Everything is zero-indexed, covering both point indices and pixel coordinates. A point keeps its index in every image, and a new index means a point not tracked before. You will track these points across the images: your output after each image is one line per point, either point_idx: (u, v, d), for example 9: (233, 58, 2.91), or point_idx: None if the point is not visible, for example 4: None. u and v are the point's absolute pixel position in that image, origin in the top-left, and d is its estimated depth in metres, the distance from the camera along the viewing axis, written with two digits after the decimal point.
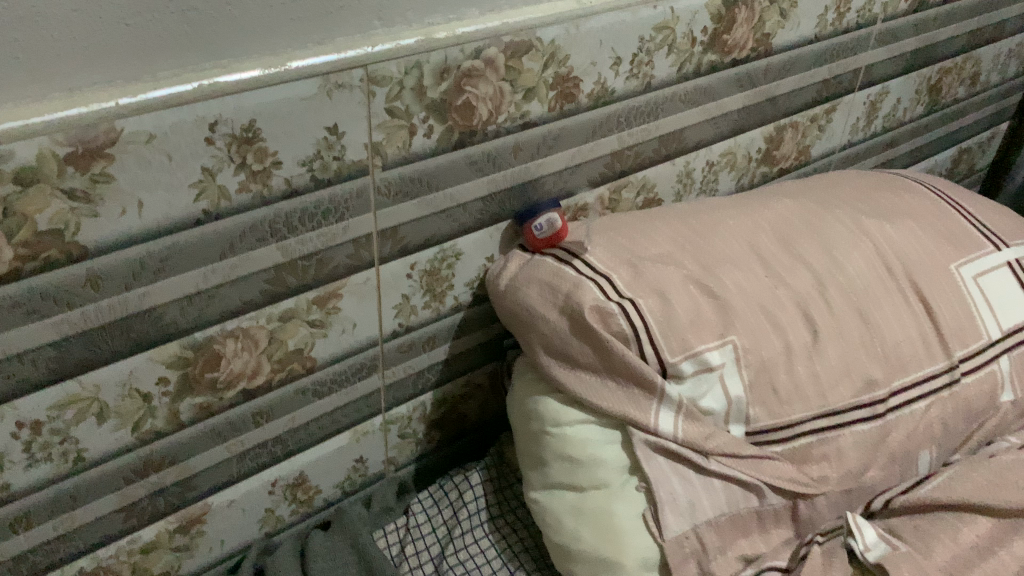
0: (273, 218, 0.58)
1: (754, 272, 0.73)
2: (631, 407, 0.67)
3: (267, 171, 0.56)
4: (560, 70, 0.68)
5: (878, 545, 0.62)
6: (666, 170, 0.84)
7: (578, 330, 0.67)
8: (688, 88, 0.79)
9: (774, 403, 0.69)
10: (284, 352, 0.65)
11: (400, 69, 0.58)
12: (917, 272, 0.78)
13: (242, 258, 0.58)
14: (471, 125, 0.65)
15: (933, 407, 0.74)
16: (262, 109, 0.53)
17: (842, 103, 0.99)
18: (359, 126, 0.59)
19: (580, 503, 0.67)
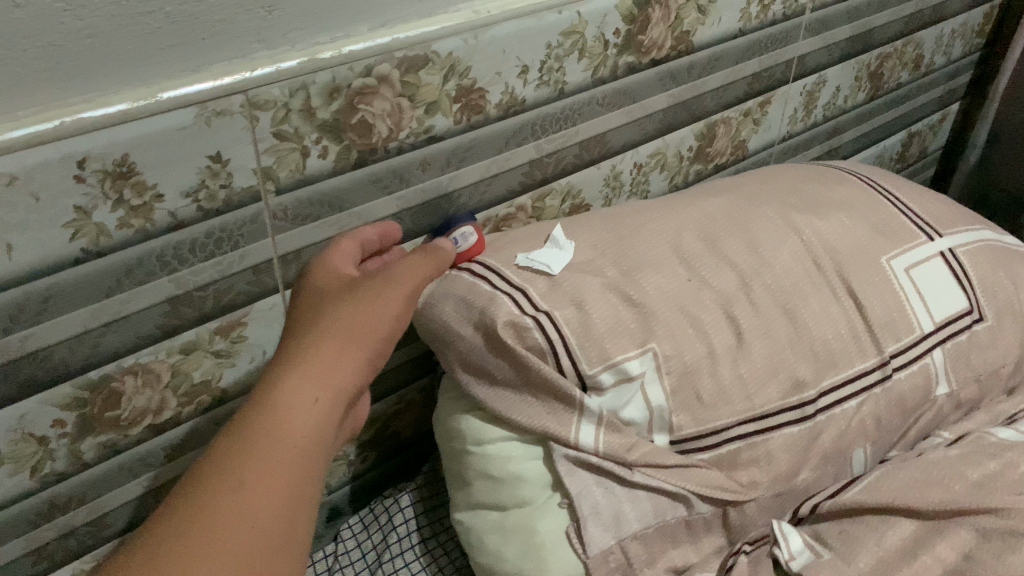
0: (161, 251, 0.56)
1: (676, 275, 0.71)
2: (550, 422, 0.65)
3: (149, 205, 0.54)
4: (463, 82, 0.66)
5: (803, 553, 0.61)
6: (591, 174, 0.83)
7: (493, 346, 0.65)
8: (607, 91, 0.78)
9: (699, 410, 0.68)
10: (190, 384, 0.63)
11: (284, 92, 0.57)
12: (846, 266, 0.77)
13: (132, 293, 0.56)
14: (371, 143, 0.63)
15: (866, 404, 0.73)
16: (136, 142, 0.51)
17: (776, 95, 0.98)
18: (245, 151, 0.57)
19: (503, 522, 0.66)
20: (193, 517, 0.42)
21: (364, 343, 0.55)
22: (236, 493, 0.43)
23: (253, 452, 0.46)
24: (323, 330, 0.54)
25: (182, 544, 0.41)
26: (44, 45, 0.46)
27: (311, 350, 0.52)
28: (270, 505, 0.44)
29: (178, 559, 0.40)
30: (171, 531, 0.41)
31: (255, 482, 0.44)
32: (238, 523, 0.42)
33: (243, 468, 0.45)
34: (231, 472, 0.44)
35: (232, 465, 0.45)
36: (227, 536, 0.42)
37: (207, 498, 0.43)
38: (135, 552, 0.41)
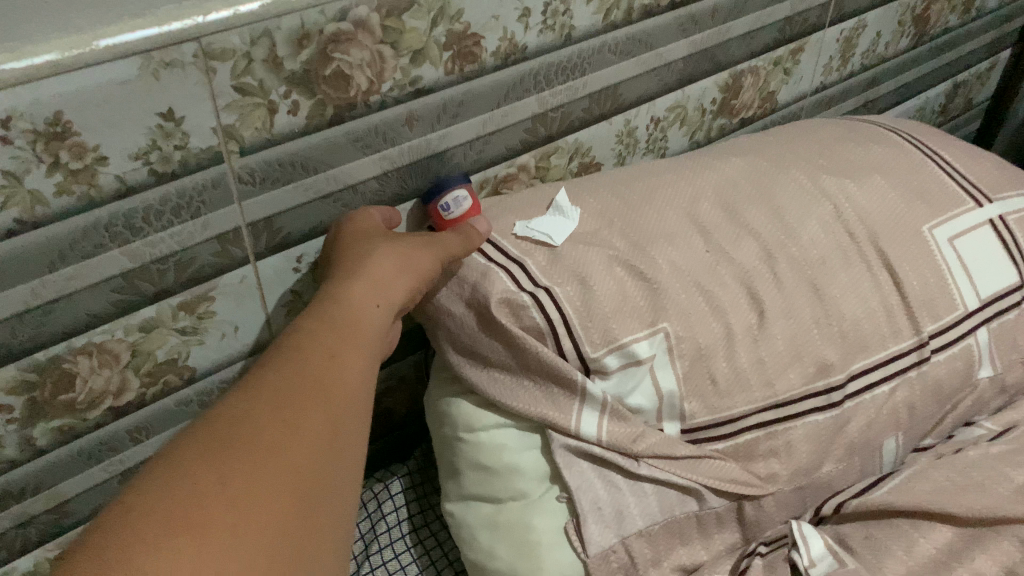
0: (109, 220, 0.50)
1: (692, 247, 0.64)
2: (549, 409, 0.59)
3: (91, 169, 0.48)
4: (455, 27, 0.58)
5: (824, 559, 0.55)
6: (602, 131, 0.75)
7: (486, 325, 0.59)
8: (620, 37, 0.70)
9: (713, 396, 0.61)
10: (153, 364, 0.58)
11: (244, 39, 0.49)
12: (882, 236, 0.69)
13: (78, 267, 0.50)
14: (348, 97, 0.56)
15: (899, 390, 0.66)
16: (69, 97, 0.45)
17: (810, 42, 0.89)
18: (202, 107, 0.50)
19: (496, 516, 0.60)
20: (288, 386, 0.42)
21: (423, 263, 0.55)
22: (325, 373, 0.44)
23: (335, 342, 0.46)
24: (385, 250, 0.55)
25: (285, 409, 0.40)
26: None
27: (373, 266, 0.53)
28: (353, 390, 0.44)
29: (283, 420, 0.39)
30: (270, 396, 0.41)
31: (338, 368, 0.45)
32: (332, 398, 0.43)
33: (326, 353, 0.45)
34: (318, 356, 0.45)
35: (316, 350, 0.45)
36: (324, 407, 0.42)
37: (299, 373, 0.43)
38: (235, 408, 0.39)
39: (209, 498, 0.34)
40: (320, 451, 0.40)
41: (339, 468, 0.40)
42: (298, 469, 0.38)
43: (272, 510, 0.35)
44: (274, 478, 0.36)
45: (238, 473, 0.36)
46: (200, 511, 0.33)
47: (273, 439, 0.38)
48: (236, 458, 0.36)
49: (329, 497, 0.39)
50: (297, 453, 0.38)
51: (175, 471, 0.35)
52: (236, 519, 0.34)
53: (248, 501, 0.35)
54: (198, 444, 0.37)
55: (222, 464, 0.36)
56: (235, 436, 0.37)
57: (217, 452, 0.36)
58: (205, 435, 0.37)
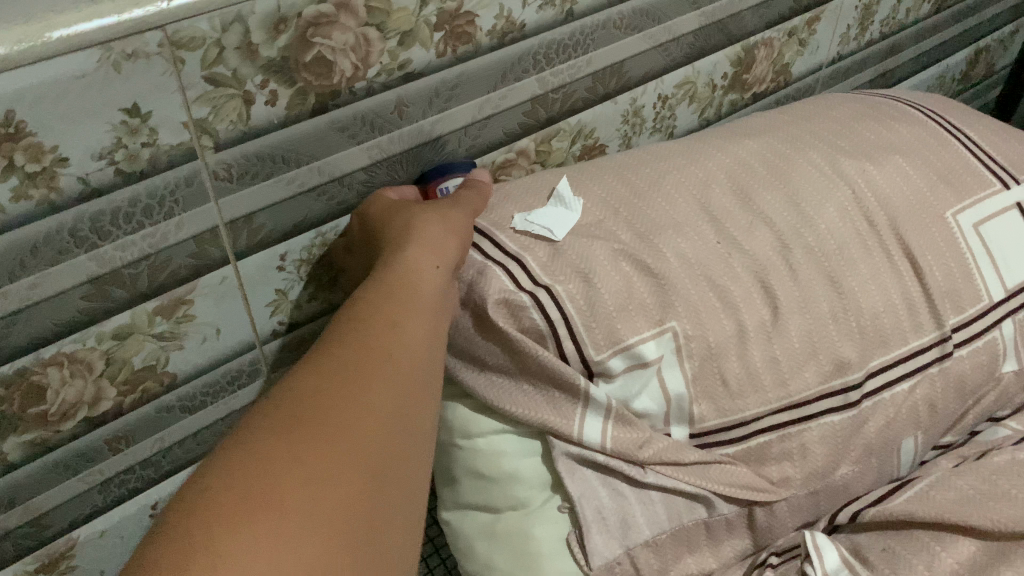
0: (74, 225, 0.47)
1: (703, 239, 0.60)
2: (551, 415, 0.56)
3: (50, 172, 0.44)
4: (446, 5, 0.54)
5: (838, 573, 0.53)
6: (607, 110, 0.71)
7: (483, 327, 0.56)
8: (625, 11, 0.65)
9: (724, 398, 0.58)
10: (130, 371, 0.55)
11: (214, 26, 0.45)
12: (905, 223, 0.65)
13: (43, 276, 0.47)
14: (332, 84, 0.52)
15: (919, 387, 0.63)
16: (19, 95, 0.41)
17: (827, 10, 0.84)
18: (170, 101, 0.46)
19: (494, 526, 0.58)
20: (349, 359, 0.41)
21: (457, 228, 0.53)
22: (385, 343, 0.43)
23: (395, 310, 0.46)
24: (425, 217, 0.53)
25: (346, 383, 0.40)
26: None
27: (415, 235, 0.52)
28: (413, 355, 0.44)
29: (344, 392, 0.39)
30: (334, 370, 0.40)
31: (399, 335, 0.44)
32: (393, 366, 0.42)
33: (386, 321, 0.45)
34: (377, 324, 0.44)
35: (374, 318, 0.45)
36: (385, 376, 0.41)
37: (359, 346, 0.42)
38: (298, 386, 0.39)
39: (275, 476, 0.34)
40: (383, 422, 0.39)
41: (404, 436, 0.40)
42: (361, 444, 0.38)
43: (340, 485, 0.35)
44: (338, 455, 0.36)
45: (303, 450, 0.36)
46: (268, 489, 0.34)
47: (335, 415, 0.38)
48: (301, 438, 0.36)
49: (395, 467, 0.39)
50: (360, 428, 0.38)
51: (243, 454, 0.35)
52: (305, 497, 0.34)
53: (316, 478, 0.35)
54: (263, 426, 0.37)
55: (286, 442, 0.36)
56: (300, 414, 0.37)
57: (282, 432, 0.36)
58: (270, 416, 0.38)
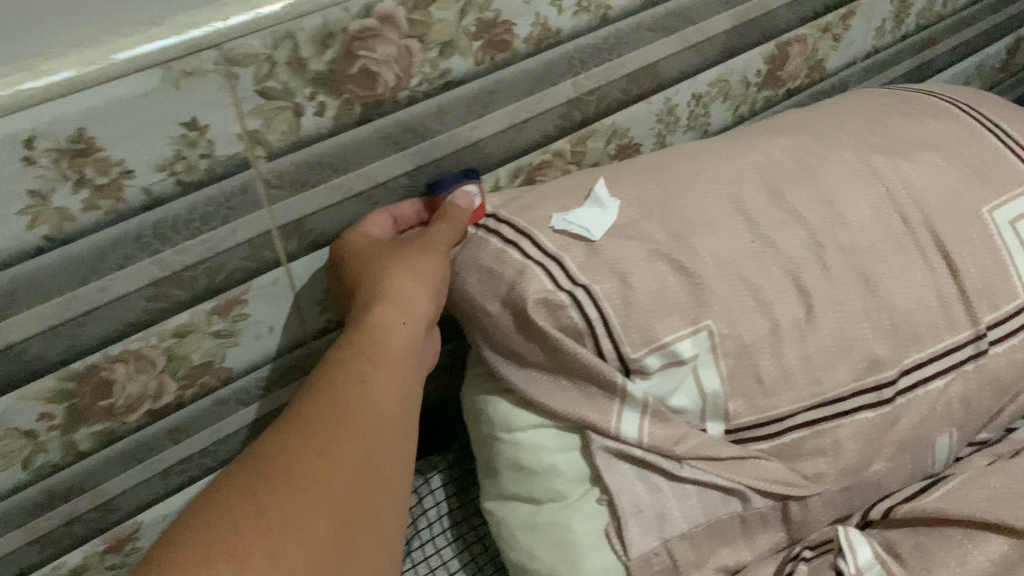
0: (138, 232, 0.50)
1: (737, 238, 0.62)
2: (588, 410, 0.58)
3: (116, 183, 0.47)
4: (484, 15, 0.56)
5: (872, 566, 0.54)
6: (642, 110, 0.72)
7: (522, 326, 0.58)
8: (659, 14, 0.66)
9: (758, 395, 0.59)
10: (189, 368, 0.58)
11: (266, 43, 0.48)
12: (938, 220, 0.66)
13: (110, 279, 0.50)
14: (376, 95, 0.54)
15: (954, 384, 0.64)
16: (88, 114, 0.44)
17: (863, 4, 0.84)
18: (225, 115, 0.49)
19: (535, 516, 0.60)
20: (320, 416, 0.44)
21: (434, 265, 0.55)
22: (357, 397, 0.46)
23: (370, 363, 0.48)
24: (403, 257, 0.55)
25: (316, 441, 0.43)
26: None
27: (391, 281, 0.53)
28: (385, 408, 0.47)
29: (311, 449, 0.42)
30: (306, 429, 0.44)
31: (372, 389, 0.47)
32: (363, 420, 0.45)
33: (359, 375, 0.47)
34: (348, 378, 0.47)
35: (347, 372, 0.47)
36: (353, 430, 0.44)
37: (332, 402, 0.45)
38: (272, 444, 0.42)
39: (246, 532, 0.37)
40: (352, 478, 0.42)
41: (375, 488, 0.43)
42: (329, 499, 0.41)
43: (309, 539, 0.38)
44: (307, 512, 0.39)
45: (274, 507, 0.39)
46: (238, 542, 0.37)
47: (305, 471, 0.41)
48: (271, 495, 0.39)
49: (367, 519, 0.42)
50: (331, 483, 0.41)
51: (214, 513, 0.38)
52: (275, 551, 0.37)
53: (284, 531, 0.38)
54: (236, 484, 0.40)
55: (258, 500, 0.39)
56: (270, 472, 0.40)
57: (255, 490, 0.39)
58: (245, 472, 0.41)
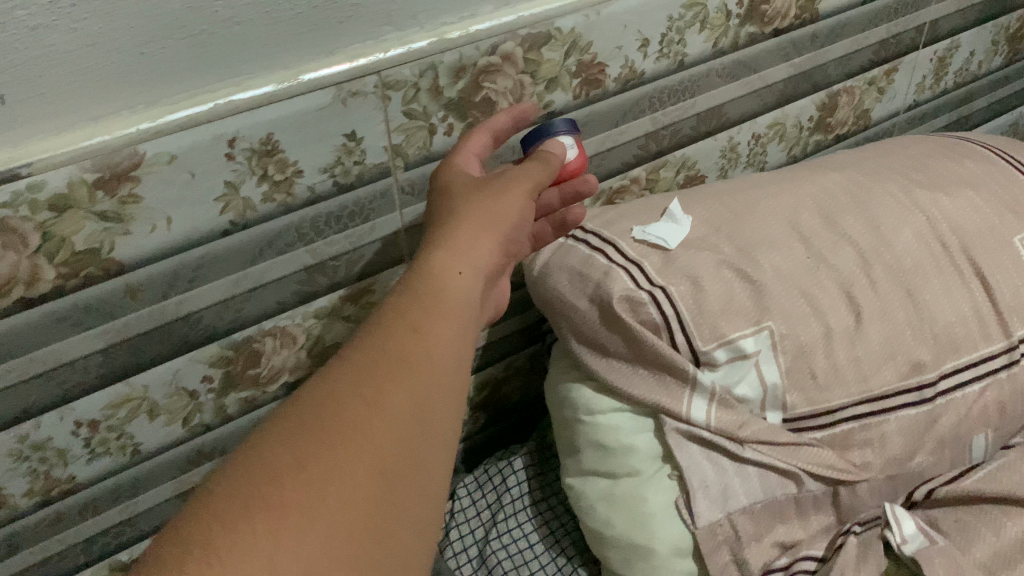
0: (300, 223, 0.60)
1: (795, 252, 0.71)
2: (663, 395, 0.66)
3: (289, 180, 0.58)
4: (583, 58, 0.66)
5: (916, 538, 0.61)
6: (708, 145, 0.82)
7: (607, 319, 0.67)
8: (727, 63, 0.77)
9: (813, 389, 0.67)
10: (323, 346, 0.69)
11: (414, 72, 0.59)
12: (974, 245, 0.74)
13: (273, 261, 0.61)
14: (493, 120, 0.66)
15: (989, 390, 0.71)
16: (277, 121, 0.55)
17: (904, 62, 0.95)
18: (377, 130, 0.60)
19: (612, 490, 0.68)
20: (375, 359, 0.44)
21: (501, 214, 0.57)
22: (414, 345, 0.46)
23: (424, 314, 0.49)
24: (468, 209, 0.57)
25: (372, 384, 0.43)
26: (198, 33, 0.49)
27: (457, 227, 0.56)
28: (440, 353, 0.47)
29: (367, 396, 0.42)
30: (360, 370, 0.44)
31: (428, 339, 0.47)
32: (419, 366, 0.45)
33: (415, 324, 0.48)
34: (404, 326, 0.47)
35: (402, 321, 0.48)
36: (408, 375, 0.44)
37: (388, 347, 0.45)
38: (326, 386, 0.43)
39: (293, 476, 0.37)
40: (406, 419, 0.42)
41: (429, 429, 0.43)
42: (381, 441, 0.40)
43: (358, 483, 0.38)
44: (357, 454, 0.39)
45: (323, 451, 0.39)
46: (285, 488, 0.37)
47: (359, 412, 0.41)
48: (324, 439, 0.39)
49: (420, 461, 0.42)
50: (385, 427, 0.41)
51: (261, 459, 0.38)
52: (323, 492, 0.37)
53: (334, 475, 0.38)
54: (287, 426, 0.40)
55: (307, 444, 0.39)
56: (324, 416, 0.40)
57: (305, 431, 0.39)
58: (297, 414, 0.41)
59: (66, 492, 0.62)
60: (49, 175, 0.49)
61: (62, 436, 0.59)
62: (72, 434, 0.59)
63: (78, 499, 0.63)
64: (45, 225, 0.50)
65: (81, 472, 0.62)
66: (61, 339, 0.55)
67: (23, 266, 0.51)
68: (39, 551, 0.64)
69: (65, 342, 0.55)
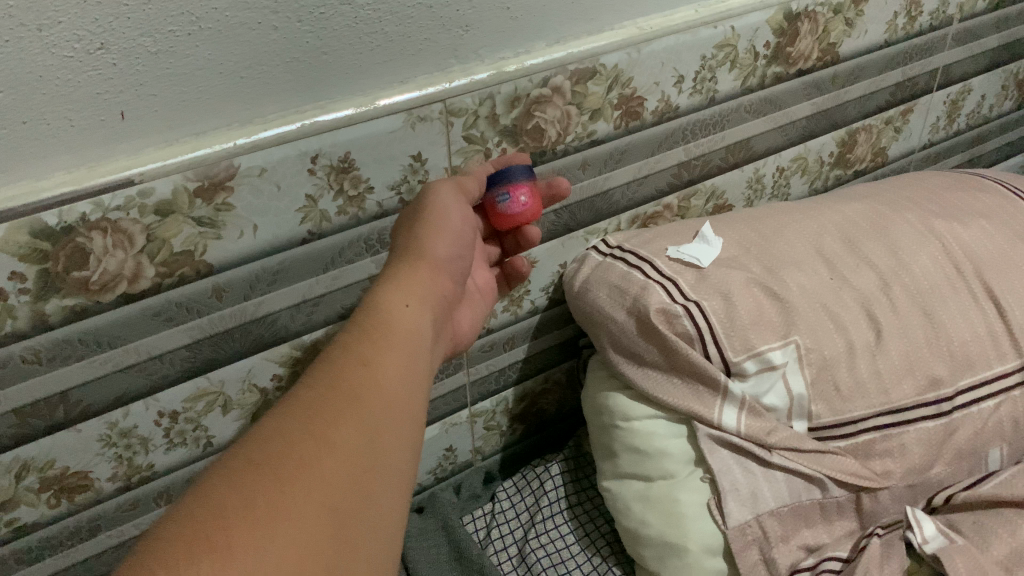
0: (368, 235, 0.67)
1: (819, 274, 0.76)
2: (695, 403, 0.70)
3: (361, 196, 0.65)
4: (624, 91, 0.73)
5: (936, 538, 0.65)
6: (735, 177, 0.88)
7: (644, 331, 0.72)
8: (755, 99, 0.84)
9: (836, 400, 0.71)
10: None
11: (474, 101, 0.65)
12: (987, 270, 0.79)
13: (343, 269, 0.68)
14: (541, 146, 0.72)
15: (1003, 405, 0.75)
16: (355, 142, 0.61)
17: (919, 104, 1.03)
18: (440, 152, 0.66)
19: (648, 491, 0.73)
20: (318, 399, 0.43)
21: None
22: (361, 380, 0.46)
23: (370, 350, 0.48)
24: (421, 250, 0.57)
25: (314, 423, 0.42)
26: (291, 61, 0.56)
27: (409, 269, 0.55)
28: (387, 388, 0.46)
29: (313, 430, 0.41)
30: (303, 411, 0.42)
31: (376, 374, 0.47)
32: (364, 402, 0.44)
33: (361, 360, 0.47)
34: (349, 363, 0.46)
35: (347, 359, 0.47)
36: (354, 410, 0.43)
37: (332, 386, 0.45)
38: (268, 431, 0.41)
39: (233, 525, 0.35)
40: (353, 455, 0.41)
41: (379, 465, 0.42)
42: (328, 481, 0.39)
43: (304, 526, 0.36)
44: (301, 498, 0.38)
45: (269, 495, 0.37)
46: (222, 538, 0.34)
47: (301, 454, 0.40)
48: (263, 487, 0.37)
49: (369, 498, 0.40)
50: (330, 468, 0.40)
51: (203, 503, 0.36)
52: (264, 537, 0.35)
53: (277, 521, 0.36)
54: (225, 476, 0.38)
55: (250, 490, 0.37)
56: (263, 461, 0.39)
57: (243, 478, 0.38)
58: (234, 463, 0.39)
59: (145, 479, 0.68)
60: (157, 183, 0.55)
61: (146, 425, 0.65)
62: (154, 424, 0.65)
63: (154, 487, 0.69)
64: (150, 227, 0.56)
65: (159, 460, 0.67)
66: (153, 332, 0.61)
67: (128, 264, 0.57)
68: (117, 535, 0.70)
69: (156, 336, 0.61)
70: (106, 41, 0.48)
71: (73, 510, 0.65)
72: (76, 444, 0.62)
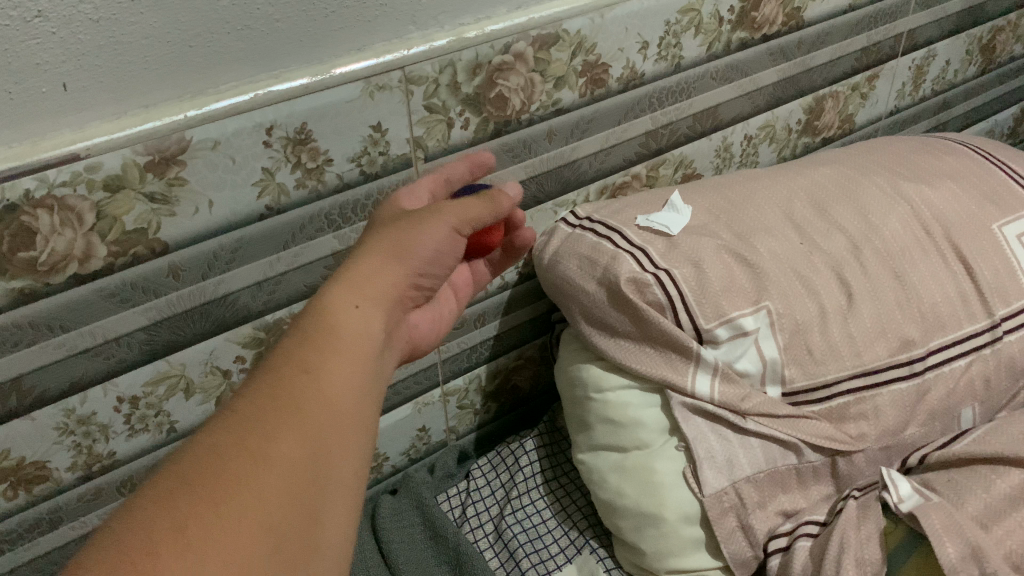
0: (329, 210, 0.66)
1: (788, 239, 0.75)
2: (668, 371, 0.69)
3: (320, 168, 0.63)
4: (589, 58, 0.72)
5: (912, 497, 0.65)
6: (704, 144, 0.88)
7: (616, 301, 0.71)
8: (721, 66, 0.83)
9: (809, 364, 0.70)
10: None
11: (434, 68, 0.64)
12: (956, 232, 0.79)
13: (304, 246, 0.66)
14: (506, 115, 0.70)
15: (975, 364, 0.75)
16: (312, 113, 0.59)
17: (885, 69, 1.03)
18: (401, 122, 0.65)
19: (624, 461, 0.72)
20: (257, 409, 0.41)
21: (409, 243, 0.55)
22: (305, 385, 0.44)
23: (314, 355, 0.46)
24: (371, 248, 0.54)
25: (253, 435, 0.40)
26: (241, 28, 0.53)
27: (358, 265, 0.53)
28: (334, 398, 0.44)
29: (251, 444, 0.39)
30: (242, 423, 0.40)
31: (320, 380, 0.44)
32: (308, 413, 0.42)
33: (305, 366, 0.45)
34: (292, 372, 0.44)
35: (288, 366, 0.44)
36: (297, 421, 0.41)
37: (272, 396, 0.42)
38: (204, 444, 0.39)
39: (161, 546, 0.33)
40: (295, 471, 0.39)
41: (324, 483, 0.41)
42: (267, 499, 0.37)
43: (241, 547, 0.35)
44: (238, 519, 0.36)
45: (202, 514, 0.35)
46: (148, 560, 0.33)
47: (237, 470, 0.38)
48: (196, 505, 0.36)
49: (314, 517, 0.39)
50: (269, 489, 0.38)
51: (131, 522, 0.34)
52: (199, 557, 0.34)
53: (212, 539, 0.35)
54: (156, 497, 0.36)
55: (183, 508, 0.35)
56: (196, 475, 0.37)
57: (174, 499, 0.36)
58: (167, 479, 0.37)
59: (107, 467, 0.66)
60: (104, 157, 0.52)
61: (106, 412, 0.63)
62: (114, 410, 0.63)
63: (117, 474, 0.67)
64: (100, 204, 0.54)
65: (121, 447, 0.66)
66: (108, 314, 0.58)
67: (78, 243, 0.54)
68: (80, 526, 0.68)
69: (112, 318, 0.59)
70: (44, 8, 0.46)
71: (32, 501, 0.63)
72: (31, 433, 0.60)
